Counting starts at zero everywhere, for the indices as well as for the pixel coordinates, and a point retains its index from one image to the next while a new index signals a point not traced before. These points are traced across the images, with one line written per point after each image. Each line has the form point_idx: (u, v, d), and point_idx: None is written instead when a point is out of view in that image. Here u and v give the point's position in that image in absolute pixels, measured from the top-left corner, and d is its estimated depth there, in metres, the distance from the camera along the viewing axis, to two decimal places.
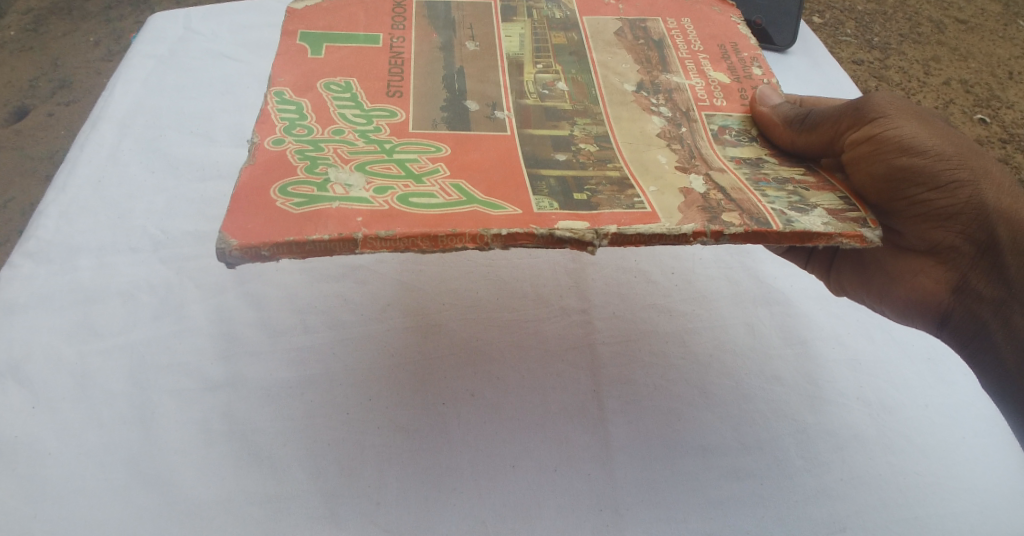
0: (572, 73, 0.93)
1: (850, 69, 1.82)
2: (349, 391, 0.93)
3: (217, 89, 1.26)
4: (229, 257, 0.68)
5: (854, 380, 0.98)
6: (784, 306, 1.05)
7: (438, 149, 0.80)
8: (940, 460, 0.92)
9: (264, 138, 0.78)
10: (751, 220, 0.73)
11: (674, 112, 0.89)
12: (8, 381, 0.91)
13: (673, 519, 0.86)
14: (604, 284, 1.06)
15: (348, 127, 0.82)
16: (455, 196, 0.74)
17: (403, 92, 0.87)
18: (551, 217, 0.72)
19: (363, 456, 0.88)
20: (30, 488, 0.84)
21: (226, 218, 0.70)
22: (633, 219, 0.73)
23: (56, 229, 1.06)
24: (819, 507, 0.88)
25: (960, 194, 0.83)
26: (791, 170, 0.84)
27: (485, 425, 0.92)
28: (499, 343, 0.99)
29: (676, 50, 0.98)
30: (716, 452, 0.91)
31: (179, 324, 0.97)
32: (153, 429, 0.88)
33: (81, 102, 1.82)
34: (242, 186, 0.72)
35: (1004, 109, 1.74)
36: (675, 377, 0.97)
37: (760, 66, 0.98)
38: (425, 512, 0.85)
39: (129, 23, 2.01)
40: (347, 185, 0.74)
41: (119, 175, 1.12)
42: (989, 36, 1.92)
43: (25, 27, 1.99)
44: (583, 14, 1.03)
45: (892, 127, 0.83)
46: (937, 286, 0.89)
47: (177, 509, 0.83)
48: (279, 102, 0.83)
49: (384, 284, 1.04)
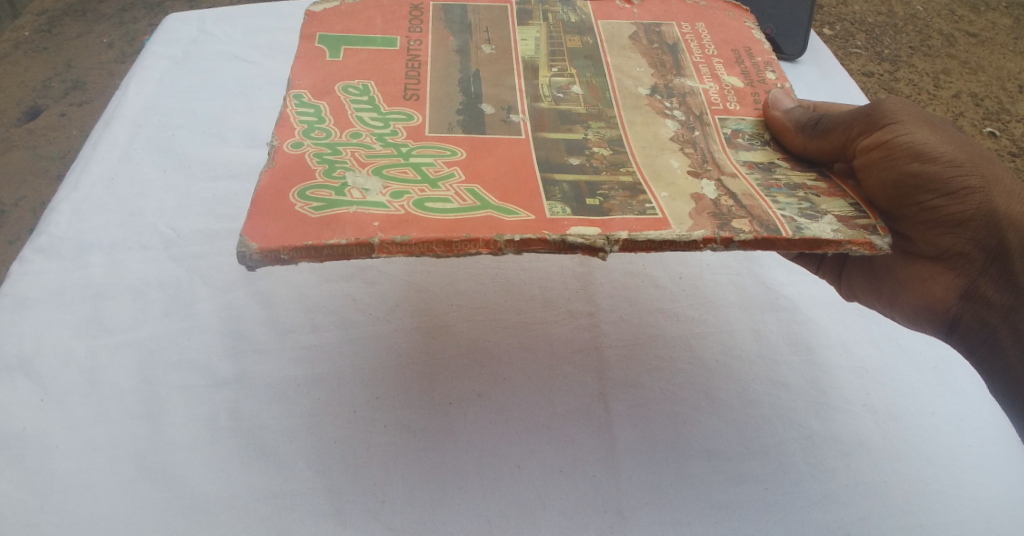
0: (587, 77, 0.94)
1: (860, 80, 1.82)
2: (356, 389, 0.93)
3: (231, 90, 1.27)
4: (249, 260, 0.69)
5: (860, 388, 0.98)
6: (790, 312, 1.05)
7: (453, 152, 0.81)
8: (945, 468, 0.92)
9: (283, 141, 0.79)
10: (761, 227, 0.73)
11: (688, 116, 0.90)
12: (17, 374, 0.92)
13: (675, 521, 0.86)
14: (611, 288, 1.06)
15: (366, 130, 0.82)
16: (469, 202, 0.74)
17: (420, 97, 0.88)
18: (563, 223, 0.73)
19: (368, 454, 0.88)
20: (37, 480, 0.84)
21: (246, 222, 0.70)
22: (643, 225, 0.73)
23: (68, 225, 1.07)
24: (823, 513, 0.88)
25: (971, 200, 0.83)
26: (804, 174, 0.84)
27: (492, 425, 0.92)
28: (508, 344, 0.99)
29: (690, 54, 0.99)
30: (721, 456, 0.91)
31: (188, 320, 0.97)
32: (161, 424, 0.89)
33: (93, 102, 1.83)
34: (263, 190, 0.73)
35: (1013, 123, 1.74)
36: (681, 381, 0.97)
37: (774, 71, 0.98)
38: (429, 512, 0.85)
39: (143, 25, 2.03)
40: (363, 189, 0.74)
41: (131, 174, 1.13)
42: (999, 50, 1.92)
43: (39, 27, 2.01)
44: (598, 19, 1.03)
45: (903, 133, 0.83)
46: (945, 292, 0.89)
47: (182, 503, 0.84)
48: (298, 105, 0.84)
49: (393, 284, 1.04)
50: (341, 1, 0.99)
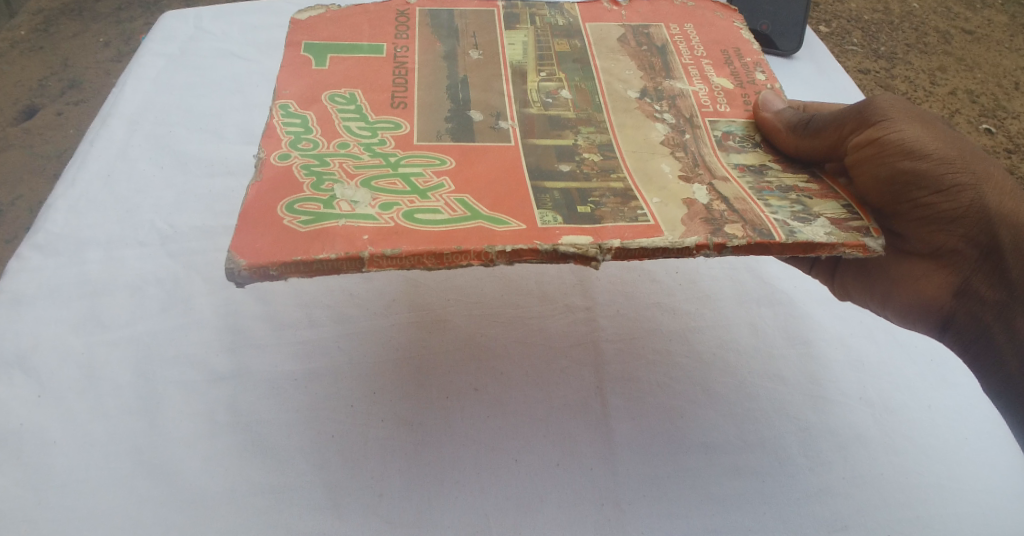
0: (576, 81, 0.94)
1: (856, 77, 1.83)
2: (354, 384, 0.93)
3: (228, 87, 1.27)
4: (238, 277, 0.69)
5: (857, 381, 0.98)
6: (788, 306, 1.05)
7: (442, 161, 0.81)
8: (943, 461, 0.92)
9: (269, 152, 0.79)
10: (754, 232, 0.74)
11: (678, 119, 0.90)
12: (14, 370, 0.92)
13: (674, 514, 0.86)
14: (608, 284, 1.06)
15: (354, 140, 0.82)
16: (460, 212, 0.74)
17: (408, 104, 0.88)
18: (555, 232, 0.73)
19: (366, 449, 0.89)
20: (35, 476, 0.85)
21: (234, 237, 0.70)
22: (636, 232, 0.73)
23: (65, 222, 1.07)
24: (821, 506, 0.88)
25: (962, 197, 0.83)
26: (795, 176, 0.85)
27: (490, 419, 0.92)
28: (505, 340, 0.99)
29: (679, 55, 0.99)
30: (718, 449, 0.91)
31: (185, 316, 0.98)
32: (158, 420, 0.89)
33: (90, 101, 1.83)
34: (250, 204, 0.73)
35: (1009, 120, 1.75)
36: (679, 375, 0.97)
37: (764, 71, 0.98)
38: (426, 506, 0.85)
39: (139, 24, 2.03)
40: (352, 201, 0.74)
41: (129, 171, 1.13)
42: (995, 47, 1.93)
43: (36, 26, 2.00)
44: (585, 21, 1.03)
45: (895, 130, 0.83)
46: (938, 291, 0.89)
47: (181, 498, 0.84)
48: (284, 115, 0.84)
49: (389, 280, 1.04)
50: (326, 7, 0.99)
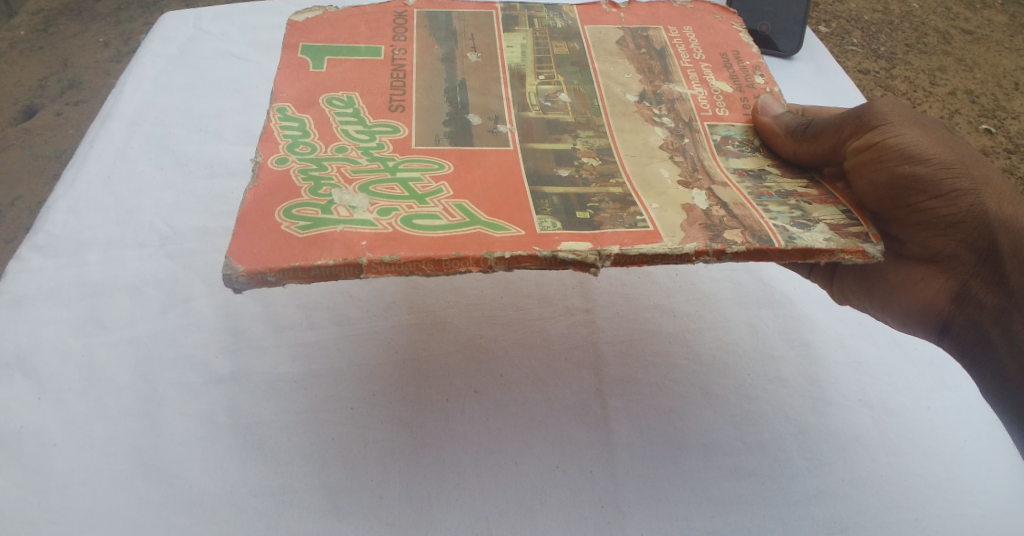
0: (574, 83, 0.94)
1: (855, 77, 1.83)
2: (354, 386, 0.94)
3: (226, 88, 1.27)
4: (236, 283, 0.69)
5: (856, 383, 0.98)
6: (787, 308, 1.05)
7: (440, 166, 0.81)
8: (942, 462, 0.92)
9: (267, 156, 0.79)
10: (753, 238, 0.74)
11: (676, 123, 0.90)
12: (14, 372, 0.92)
13: (673, 516, 0.86)
14: (609, 285, 1.06)
15: (352, 144, 0.82)
16: (458, 218, 0.74)
17: (406, 108, 0.88)
18: (554, 238, 0.73)
19: (366, 450, 0.89)
20: (35, 477, 0.85)
21: (232, 243, 0.71)
22: (635, 239, 0.73)
23: (65, 223, 1.07)
24: (820, 507, 0.88)
25: (961, 203, 0.83)
26: (794, 181, 0.85)
27: (489, 421, 0.92)
28: (505, 342, 0.99)
29: (678, 58, 0.99)
30: (718, 451, 0.91)
31: (185, 317, 0.98)
32: (158, 421, 0.89)
33: (90, 101, 1.84)
34: (248, 209, 0.73)
35: (1009, 120, 1.75)
36: (678, 377, 0.97)
37: (763, 75, 0.98)
38: (427, 507, 0.85)
39: (139, 24, 2.03)
40: (350, 206, 0.74)
41: (128, 172, 1.13)
42: (995, 47, 1.93)
43: (36, 26, 2.01)
44: (584, 23, 1.03)
45: (894, 135, 0.83)
46: (937, 295, 0.89)
47: (181, 499, 0.84)
48: (282, 119, 0.84)
49: (389, 282, 1.04)
50: (324, 9, 0.99)
